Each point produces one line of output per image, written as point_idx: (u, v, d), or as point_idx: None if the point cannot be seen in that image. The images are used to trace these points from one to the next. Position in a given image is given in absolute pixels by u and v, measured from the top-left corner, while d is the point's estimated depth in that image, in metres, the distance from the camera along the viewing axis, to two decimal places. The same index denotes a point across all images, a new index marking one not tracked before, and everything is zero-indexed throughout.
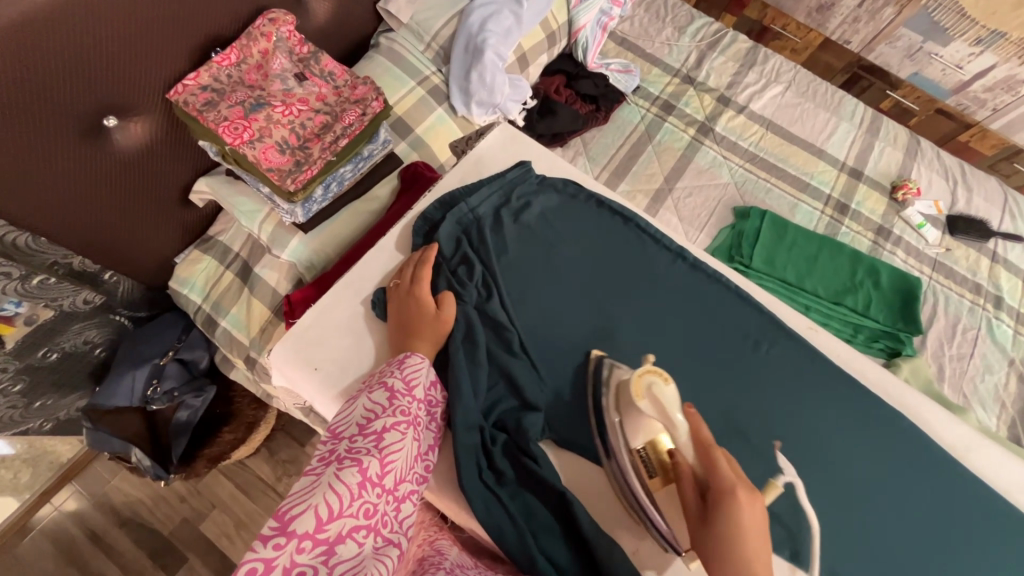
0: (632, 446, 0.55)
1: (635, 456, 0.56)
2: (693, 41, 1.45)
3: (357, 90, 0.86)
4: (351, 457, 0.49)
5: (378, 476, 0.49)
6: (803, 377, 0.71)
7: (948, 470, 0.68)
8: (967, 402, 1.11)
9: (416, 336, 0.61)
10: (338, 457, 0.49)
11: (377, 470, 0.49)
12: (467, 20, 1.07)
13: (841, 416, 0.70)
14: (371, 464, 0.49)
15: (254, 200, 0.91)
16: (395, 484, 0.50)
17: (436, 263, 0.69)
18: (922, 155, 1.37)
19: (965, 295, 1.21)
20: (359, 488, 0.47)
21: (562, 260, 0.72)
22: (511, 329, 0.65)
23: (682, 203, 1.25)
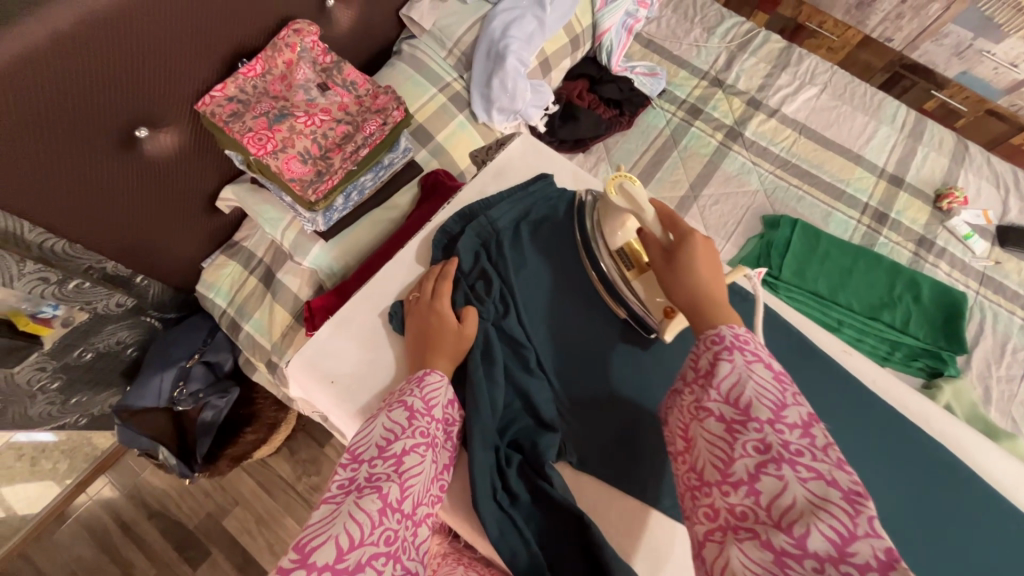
0: (613, 246, 0.65)
1: (615, 256, 0.66)
2: (723, 41, 1.41)
3: (378, 99, 0.86)
4: (371, 484, 0.49)
5: (397, 502, 0.48)
6: (829, 401, 0.70)
7: (984, 505, 0.65)
8: (1015, 427, 1.03)
9: (432, 351, 0.60)
10: (357, 486, 0.49)
11: (396, 496, 0.49)
12: (490, 25, 1.06)
13: (875, 447, 0.67)
14: (391, 490, 0.48)
15: (277, 209, 0.93)
16: (413, 508, 0.50)
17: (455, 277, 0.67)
18: (970, 160, 1.28)
19: (1015, 312, 1.13)
20: (379, 516, 0.47)
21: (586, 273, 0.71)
22: (528, 346, 0.64)
23: (708, 212, 1.21)
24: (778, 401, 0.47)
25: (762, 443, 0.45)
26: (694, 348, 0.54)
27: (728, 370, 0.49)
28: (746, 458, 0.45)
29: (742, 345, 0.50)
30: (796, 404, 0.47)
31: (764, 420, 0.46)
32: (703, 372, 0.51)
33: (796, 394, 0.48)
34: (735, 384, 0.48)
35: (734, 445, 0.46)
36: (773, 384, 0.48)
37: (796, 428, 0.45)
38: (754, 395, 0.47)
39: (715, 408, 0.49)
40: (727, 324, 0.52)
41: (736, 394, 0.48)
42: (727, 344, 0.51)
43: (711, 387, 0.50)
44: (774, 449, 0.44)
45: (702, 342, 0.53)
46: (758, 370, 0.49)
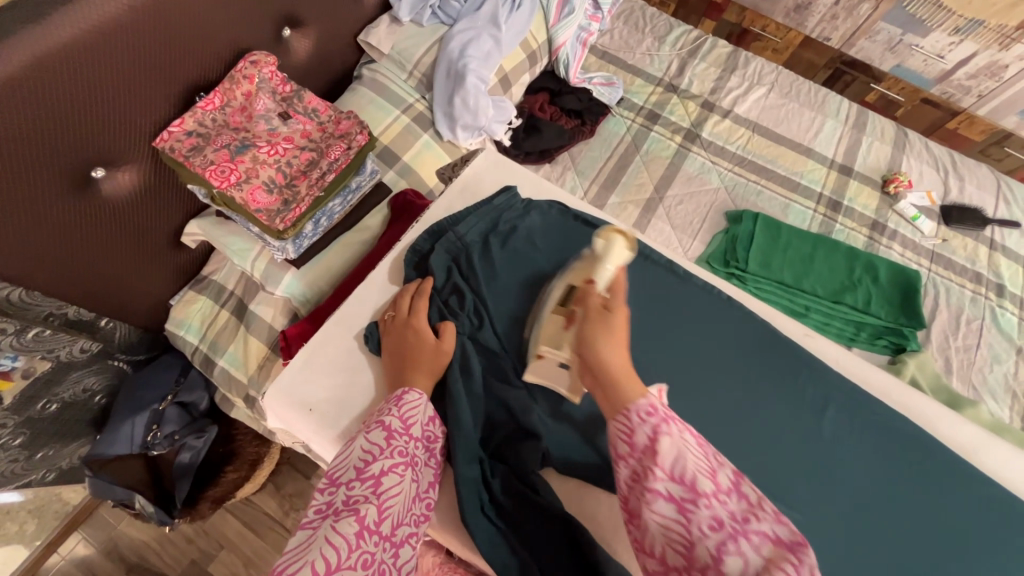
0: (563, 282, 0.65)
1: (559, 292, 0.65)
2: (674, 49, 1.47)
3: (341, 125, 0.87)
4: (348, 507, 0.48)
5: (375, 523, 0.48)
6: (792, 384, 0.74)
7: (940, 469, 0.69)
8: (977, 394, 1.09)
9: (412, 369, 0.60)
10: (334, 510, 0.48)
11: (375, 517, 0.48)
12: (447, 46, 1.08)
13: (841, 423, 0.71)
14: (369, 511, 0.48)
15: (245, 239, 0.92)
16: (392, 529, 0.49)
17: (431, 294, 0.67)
18: (910, 147, 1.37)
19: (966, 286, 1.20)
20: (357, 538, 0.46)
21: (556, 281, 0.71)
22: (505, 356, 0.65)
23: (674, 212, 1.25)
24: (709, 466, 0.44)
25: (716, 518, 0.41)
26: (623, 421, 0.48)
27: (670, 445, 0.45)
28: (706, 539, 0.40)
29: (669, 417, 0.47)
30: (722, 466, 0.45)
31: (710, 492, 0.42)
32: (644, 448, 0.46)
33: (719, 454, 0.46)
34: (676, 457, 0.44)
35: (690, 528, 0.41)
36: (701, 452, 0.45)
37: (734, 491, 0.43)
38: (693, 465, 0.44)
39: (662, 488, 0.43)
40: (642, 396, 0.49)
41: (679, 468, 0.44)
42: (659, 414, 0.47)
43: (653, 468, 0.44)
44: (726, 522, 0.41)
45: (634, 415, 0.47)
46: (690, 443, 0.45)
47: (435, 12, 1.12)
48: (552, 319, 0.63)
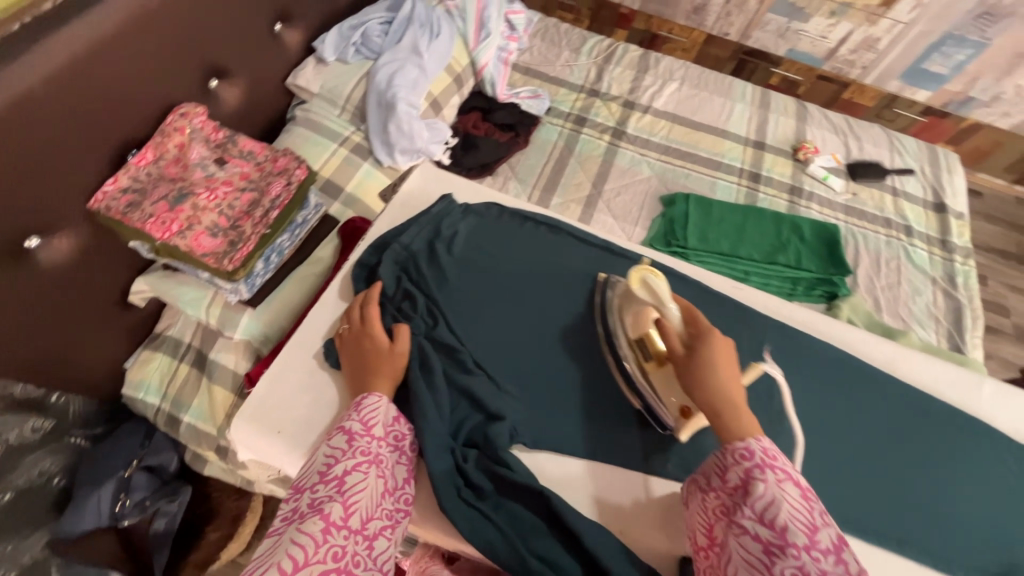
0: (631, 336, 0.66)
1: (633, 346, 0.66)
2: (590, 58, 1.59)
3: (278, 162, 0.89)
4: (313, 509, 0.51)
5: (342, 519, 0.50)
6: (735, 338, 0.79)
7: (869, 388, 0.76)
8: (906, 324, 1.19)
9: (374, 376, 0.61)
10: (301, 513, 0.51)
11: (340, 513, 0.51)
12: (375, 78, 1.13)
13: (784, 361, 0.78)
14: (333, 510, 0.50)
15: (196, 288, 0.92)
16: (363, 523, 0.52)
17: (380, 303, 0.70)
18: (811, 117, 1.52)
19: (879, 231, 1.32)
20: (323, 535, 0.49)
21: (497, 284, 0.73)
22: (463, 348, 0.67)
23: (613, 204, 1.33)
24: (810, 523, 0.48)
25: (801, 569, 0.45)
26: (721, 458, 0.54)
27: (762, 489, 0.50)
28: None
29: (771, 462, 0.51)
30: (826, 526, 0.48)
31: (801, 545, 0.46)
32: (736, 487, 0.52)
33: (825, 513, 0.49)
34: (769, 506, 0.49)
35: (773, 569, 0.46)
36: (804, 507, 0.49)
37: (830, 553, 0.46)
38: (787, 515, 0.48)
39: (750, 526, 0.49)
40: (744, 440, 0.54)
41: (770, 514, 0.48)
42: (759, 461, 0.52)
43: (745, 506, 0.50)
44: None
45: (730, 455, 0.53)
46: (789, 491, 0.50)
47: (358, 49, 1.17)
48: (656, 378, 0.63)
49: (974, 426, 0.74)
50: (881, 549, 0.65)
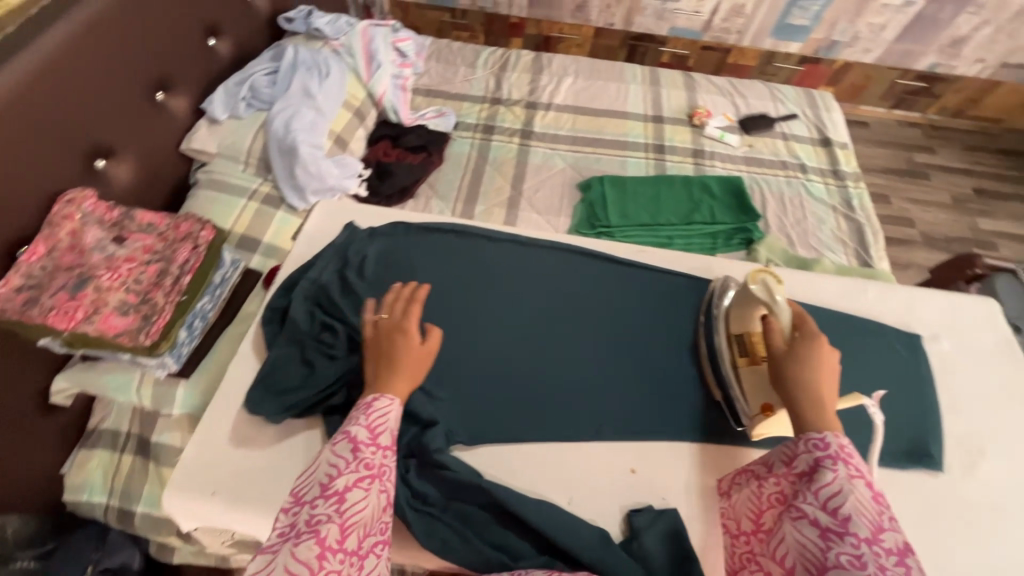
0: (733, 330, 0.65)
1: (731, 340, 0.65)
2: (486, 69, 1.65)
3: (180, 228, 0.88)
4: (309, 528, 0.47)
5: (337, 542, 0.47)
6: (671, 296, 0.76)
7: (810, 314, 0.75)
8: (819, 252, 1.29)
9: (392, 374, 0.57)
10: (296, 532, 0.47)
11: (336, 535, 0.47)
12: (271, 127, 1.13)
13: None
14: (330, 531, 0.47)
15: (120, 372, 0.88)
16: (358, 544, 0.48)
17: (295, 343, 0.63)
18: (698, 85, 1.63)
19: (778, 174, 1.43)
20: (318, 560, 0.45)
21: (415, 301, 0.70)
22: None
23: (535, 200, 1.37)
24: (877, 522, 0.45)
25: (856, 557, 0.42)
26: (791, 445, 0.53)
27: (830, 478, 0.48)
28: (838, 568, 0.43)
29: (847, 456, 0.49)
30: (896, 531, 0.44)
31: (863, 537, 0.44)
32: (802, 474, 0.51)
33: (897, 522, 0.45)
34: (835, 494, 0.46)
35: (826, 551, 0.44)
36: (874, 505, 0.46)
37: (895, 554, 0.42)
38: (853, 507, 0.45)
39: (810, 511, 0.47)
40: (820, 432, 0.51)
41: (833, 503, 0.46)
42: (834, 452, 0.49)
43: (808, 492, 0.49)
44: (868, 567, 0.41)
45: (802, 443, 0.52)
46: (859, 486, 0.47)
47: (249, 102, 1.17)
48: (746, 371, 0.62)
49: (907, 326, 0.75)
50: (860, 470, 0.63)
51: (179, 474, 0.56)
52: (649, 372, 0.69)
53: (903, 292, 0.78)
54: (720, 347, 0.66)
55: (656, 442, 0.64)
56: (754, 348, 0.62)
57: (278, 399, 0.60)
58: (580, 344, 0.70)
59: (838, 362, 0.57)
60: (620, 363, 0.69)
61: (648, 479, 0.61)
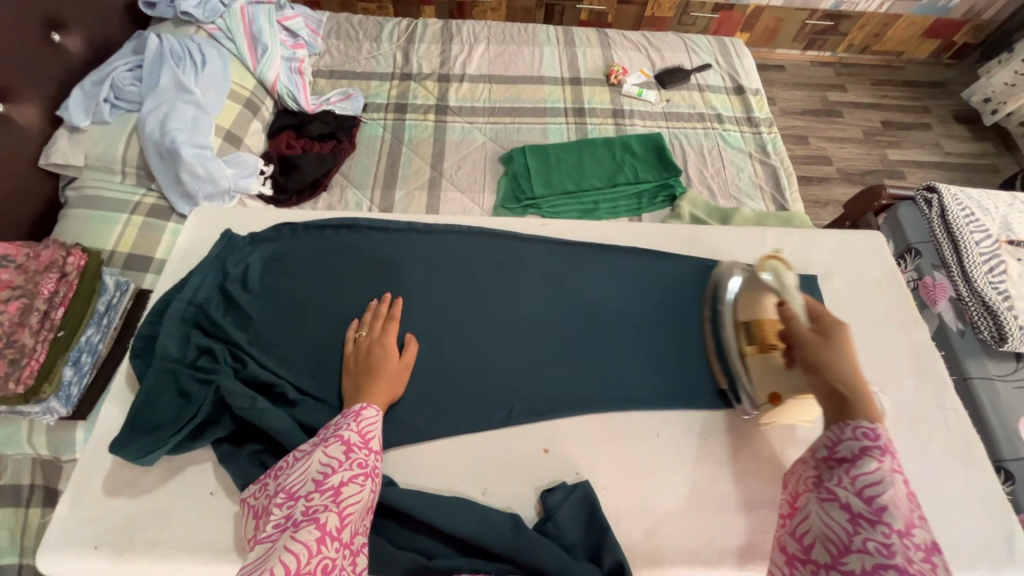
0: (740, 320, 0.65)
1: (740, 330, 0.65)
2: (392, 42, 1.54)
3: (41, 257, 0.78)
4: (307, 517, 0.46)
5: (337, 529, 0.46)
6: (577, 265, 0.75)
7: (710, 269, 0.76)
8: (739, 201, 1.32)
9: (371, 386, 0.58)
10: (294, 521, 0.46)
11: (335, 524, 0.47)
12: (145, 130, 1.02)
13: (637, 272, 0.76)
14: (328, 518, 0.46)
15: (6, 424, 0.80)
16: (352, 536, 0.48)
17: (168, 372, 0.58)
18: (613, 42, 1.60)
19: (697, 127, 1.44)
20: (318, 545, 0.45)
21: (310, 307, 0.66)
22: (285, 380, 0.60)
23: (457, 178, 1.32)
24: (910, 518, 0.46)
25: (884, 545, 0.44)
26: (834, 430, 0.52)
27: (871, 469, 0.48)
28: (863, 551, 0.44)
29: (888, 451, 0.49)
30: (926, 529, 0.45)
31: (895, 528, 0.44)
32: (838, 459, 0.51)
33: (927, 521, 0.46)
34: (874, 484, 0.47)
35: (855, 534, 0.45)
36: (907, 500, 0.47)
37: (923, 550, 0.43)
38: (890, 501, 0.46)
39: (844, 496, 0.48)
40: (870, 422, 0.50)
41: (870, 491, 0.47)
42: (879, 444, 0.49)
43: (845, 477, 0.49)
44: (895, 556, 0.43)
45: (846, 429, 0.51)
46: (898, 482, 0.47)
47: (114, 103, 1.04)
48: (756, 363, 0.62)
49: (804, 268, 0.78)
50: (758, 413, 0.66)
51: (52, 532, 0.51)
52: (560, 348, 0.69)
53: (800, 235, 0.81)
54: (729, 337, 0.66)
55: (569, 418, 0.64)
56: (762, 336, 0.62)
57: (154, 437, 0.55)
58: (488, 328, 0.69)
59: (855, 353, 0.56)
60: (530, 341, 0.69)
61: (562, 456, 0.62)
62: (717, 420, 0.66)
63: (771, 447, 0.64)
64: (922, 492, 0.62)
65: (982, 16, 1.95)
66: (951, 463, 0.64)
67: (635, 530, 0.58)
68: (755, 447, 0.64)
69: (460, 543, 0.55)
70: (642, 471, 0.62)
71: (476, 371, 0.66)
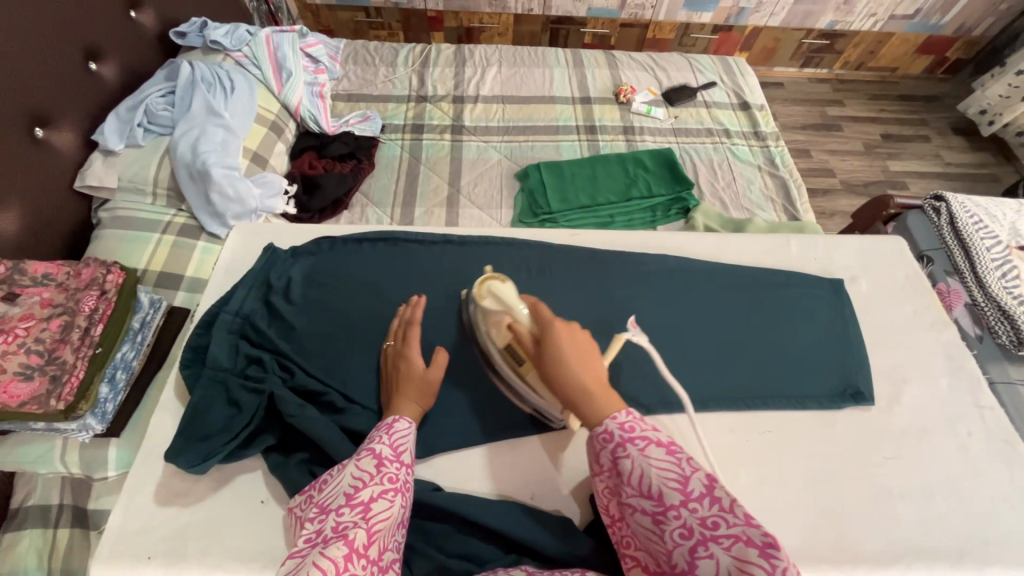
0: (499, 343, 0.61)
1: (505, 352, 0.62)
2: (407, 66, 1.59)
3: (82, 275, 0.80)
4: (337, 533, 0.46)
5: (364, 546, 0.46)
6: (608, 273, 0.77)
7: (740, 274, 0.78)
8: (751, 212, 1.35)
9: (398, 398, 0.58)
10: (324, 537, 0.46)
11: (363, 540, 0.46)
12: (177, 152, 1.05)
13: (667, 278, 0.77)
14: (356, 535, 0.46)
15: (40, 442, 0.80)
16: (380, 553, 0.47)
17: (217, 382, 0.59)
18: (620, 62, 1.66)
19: (705, 141, 1.48)
20: (345, 562, 0.44)
21: (352, 317, 0.68)
22: (331, 389, 0.61)
23: (475, 195, 1.35)
24: (680, 475, 0.45)
25: (685, 530, 0.42)
26: (592, 445, 0.50)
27: (630, 465, 0.47)
28: (678, 548, 0.42)
29: (631, 431, 0.48)
30: (694, 471, 0.45)
31: (677, 502, 0.44)
32: (611, 469, 0.49)
33: (693, 459, 0.46)
34: (641, 478, 0.46)
35: (664, 538, 0.43)
36: (669, 458, 0.46)
37: (704, 496, 0.43)
38: (659, 480, 0.45)
39: (636, 503, 0.46)
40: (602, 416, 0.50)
41: (646, 486, 0.45)
42: (618, 439, 0.48)
43: (625, 485, 0.47)
44: (695, 531, 0.42)
45: (595, 441, 0.50)
46: (652, 453, 0.46)
47: (147, 127, 1.08)
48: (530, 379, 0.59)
49: (828, 273, 0.79)
50: (794, 415, 0.67)
51: (105, 543, 0.51)
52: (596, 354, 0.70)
53: (822, 241, 0.83)
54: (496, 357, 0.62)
55: None
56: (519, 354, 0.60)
57: (206, 446, 0.55)
58: None
59: (591, 343, 0.54)
60: None
61: None
62: (755, 422, 0.66)
63: (809, 448, 0.65)
64: (964, 491, 0.62)
65: (973, 33, 2.02)
66: (990, 462, 0.65)
67: None
68: (795, 448, 0.65)
69: (510, 547, 0.55)
70: None
71: None
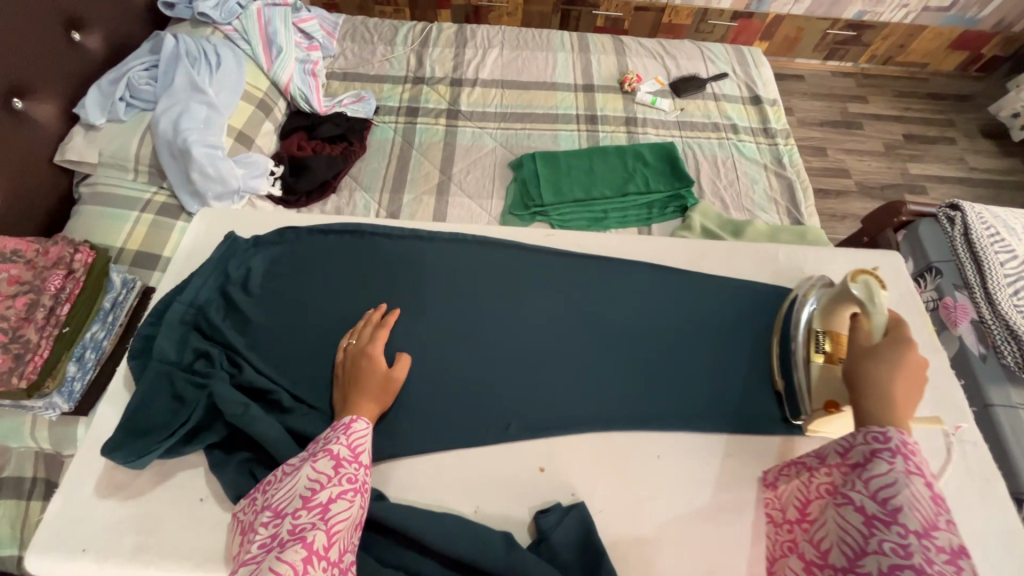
0: (813, 326, 0.63)
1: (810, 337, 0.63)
2: (406, 46, 1.54)
3: (50, 253, 0.79)
4: (294, 536, 0.46)
5: (325, 548, 0.46)
6: (581, 278, 0.73)
7: (721, 285, 0.74)
8: (752, 213, 1.29)
9: (356, 398, 0.57)
10: (281, 541, 0.46)
11: (323, 542, 0.46)
12: (159, 129, 1.03)
13: (643, 286, 0.74)
14: (316, 537, 0.46)
15: (9, 417, 0.81)
16: (341, 554, 0.47)
17: (163, 375, 0.58)
18: (628, 49, 1.58)
19: (711, 137, 1.41)
20: (305, 564, 0.44)
21: (311, 312, 0.66)
22: (281, 388, 0.60)
23: (466, 183, 1.31)
24: (931, 518, 0.45)
25: (901, 546, 0.43)
26: (849, 435, 0.52)
27: (882, 471, 0.48)
28: (880, 555, 0.44)
29: (911, 453, 0.48)
30: (950, 530, 0.44)
31: (912, 530, 0.44)
32: (855, 463, 0.51)
33: (953, 522, 0.45)
34: (886, 486, 0.47)
35: (869, 538, 0.45)
36: (930, 500, 0.46)
37: (945, 552, 0.42)
38: (908, 503, 0.45)
39: (858, 500, 0.48)
40: (884, 427, 0.50)
41: (885, 494, 0.47)
42: (892, 446, 0.48)
43: (858, 480, 0.49)
44: (911, 559, 0.42)
45: (861, 434, 0.51)
46: (915, 482, 0.46)
47: (130, 102, 1.06)
48: (817, 367, 0.61)
49: None
50: (766, 439, 0.64)
51: (43, 532, 0.51)
52: (562, 363, 0.67)
53: (815, 253, 0.78)
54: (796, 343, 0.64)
55: (567, 436, 0.62)
56: (835, 346, 0.61)
57: (147, 440, 0.55)
58: (488, 340, 0.68)
59: (924, 378, 0.54)
60: (533, 355, 0.67)
61: (558, 475, 0.60)
62: (722, 444, 0.64)
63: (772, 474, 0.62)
64: None
65: (1013, 28, 1.89)
66: (967, 498, 0.61)
67: (632, 555, 0.56)
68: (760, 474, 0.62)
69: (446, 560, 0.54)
70: (641, 495, 0.60)
71: (474, 385, 0.65)
